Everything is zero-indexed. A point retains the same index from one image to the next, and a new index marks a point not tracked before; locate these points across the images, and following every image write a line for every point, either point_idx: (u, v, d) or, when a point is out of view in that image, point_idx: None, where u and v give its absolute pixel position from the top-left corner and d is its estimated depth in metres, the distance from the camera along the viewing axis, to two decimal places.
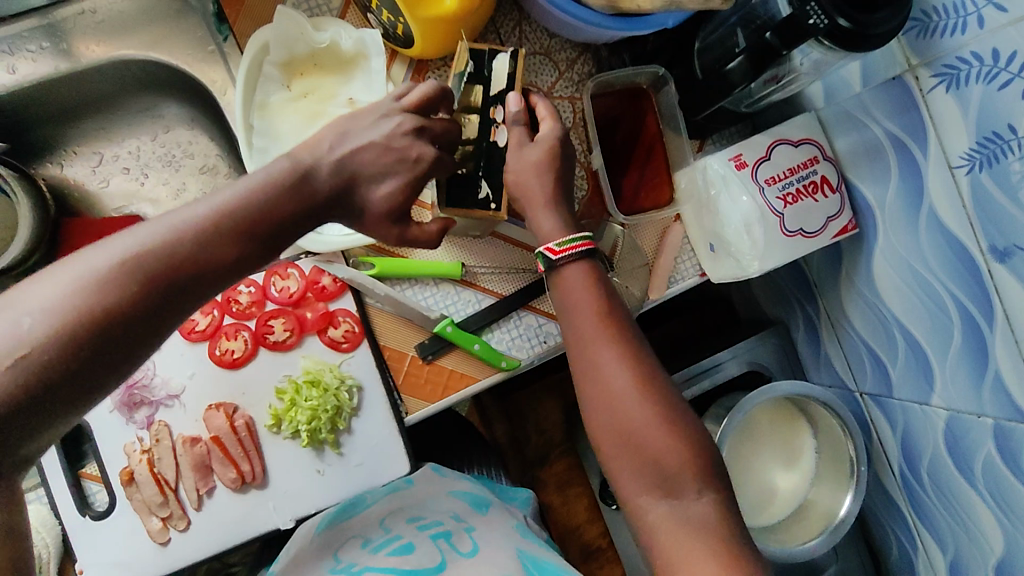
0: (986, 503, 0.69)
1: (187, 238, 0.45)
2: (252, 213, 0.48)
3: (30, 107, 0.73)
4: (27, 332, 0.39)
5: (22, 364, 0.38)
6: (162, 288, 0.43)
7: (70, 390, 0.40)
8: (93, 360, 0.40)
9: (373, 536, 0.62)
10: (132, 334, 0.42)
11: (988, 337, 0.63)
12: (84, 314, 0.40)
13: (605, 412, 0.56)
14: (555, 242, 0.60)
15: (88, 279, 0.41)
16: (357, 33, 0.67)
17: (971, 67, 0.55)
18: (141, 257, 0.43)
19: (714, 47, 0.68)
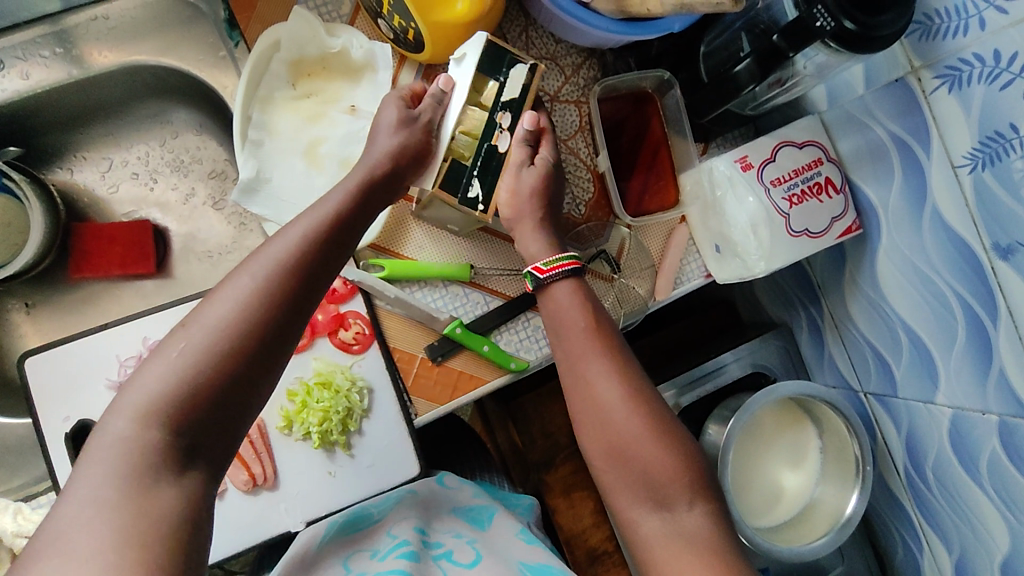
0: (992, 500, 0.69)
1: (307, 246, 0.51)
2: (342, 221, 0.54)
3: (41, 112, 0.73)
4: (194, 346, 0.44)
5: (187, 376, 0.43)
6: (288, 293, 0.49)
7: (242, 385, 0.45)
8: (257, 359, 0.46)
9: (380, 547, 0.59)
10: (282, 336, 0.48)
11: (992, 333, 0.64)
12: (246, 322, 0.46)
13: (593, 424, 0.57)
14: (544, 261, 0.62)
15: (227, 299, 0.46)
16: (368, 43, 0.68)
17: (973, 68, 0.57)
18: (267, 272, 0.48)
19: (717, 53, 0.69)
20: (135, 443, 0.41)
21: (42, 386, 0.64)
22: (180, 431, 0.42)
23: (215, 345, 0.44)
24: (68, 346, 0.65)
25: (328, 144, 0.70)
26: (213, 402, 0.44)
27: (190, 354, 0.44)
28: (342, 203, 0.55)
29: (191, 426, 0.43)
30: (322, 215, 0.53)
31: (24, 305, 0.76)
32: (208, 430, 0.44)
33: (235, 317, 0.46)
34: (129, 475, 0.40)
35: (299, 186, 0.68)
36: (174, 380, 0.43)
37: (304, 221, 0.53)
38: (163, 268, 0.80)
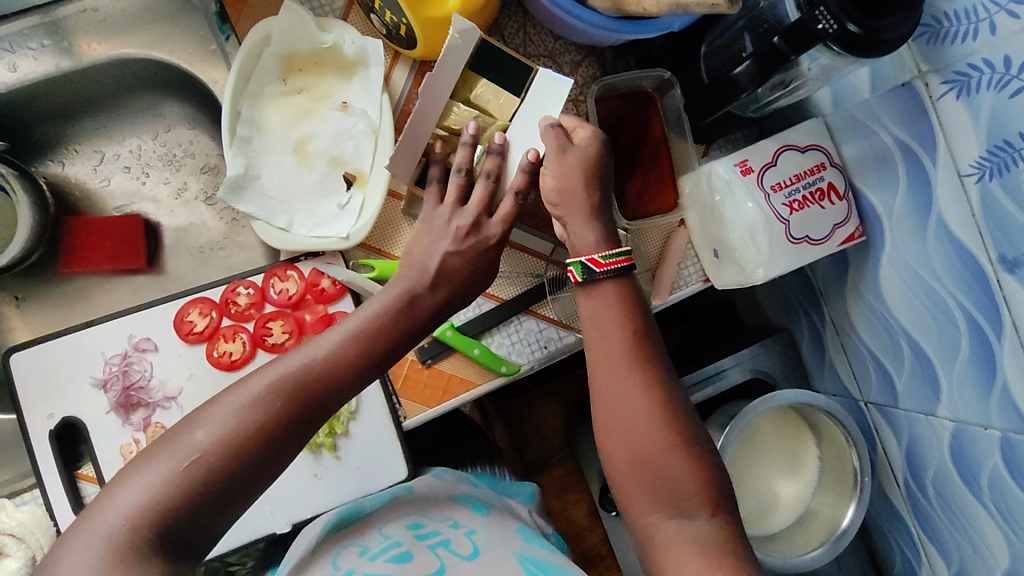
0: (992, 517, 0.68)
1: (332, 363, 0.51)
2: (377, 334, 0.54)
3: (31, 105, 0.72)
4: (204, 451, 0.46)
5: (194, 471, 0.45)
6: (307, 404, 0.50)
7: (237, 489, 0.47)
8: (248, 473, 0.47)
9: (372, 544, 0.57)
10: (281, 450, 0.49)
11: (996, 349, 0.62)
12: (246, 437, 0.47)
13: (622, 432, 0.54)
14: (600, 255, 0.57)
15: (250, 400, 0.48)
16: (361, 39, 0.66)
17: (982, 74, 0.54)
18: (292, 376, 0.50)
19: (718, 53, 0.67)
20: (114, 538, 0.43)
21: (28, 382, 0.64)
22: (160, 534, 0.44)
23: (213, 457, 0.46)
24: (53, 343, 0.65)
25: (318, 142, 0.69)
26: (197, 508, 0.45)
27: (192, 460, 0.46)
28: (381, 313, 0.55)
29: (170, 528, 0.44)
30: (358, 327, 0.53)
31: (14, 298, 0.76)
32: (186, 532, 0.45)
33: (238, 431, 0.47)
34: (112, 562, 0.42)
35: (288, 184, 0.67)
36: (165, 484, 0.45)
37: (334, 333, 0.53)
38: (154, 263, 0.79)
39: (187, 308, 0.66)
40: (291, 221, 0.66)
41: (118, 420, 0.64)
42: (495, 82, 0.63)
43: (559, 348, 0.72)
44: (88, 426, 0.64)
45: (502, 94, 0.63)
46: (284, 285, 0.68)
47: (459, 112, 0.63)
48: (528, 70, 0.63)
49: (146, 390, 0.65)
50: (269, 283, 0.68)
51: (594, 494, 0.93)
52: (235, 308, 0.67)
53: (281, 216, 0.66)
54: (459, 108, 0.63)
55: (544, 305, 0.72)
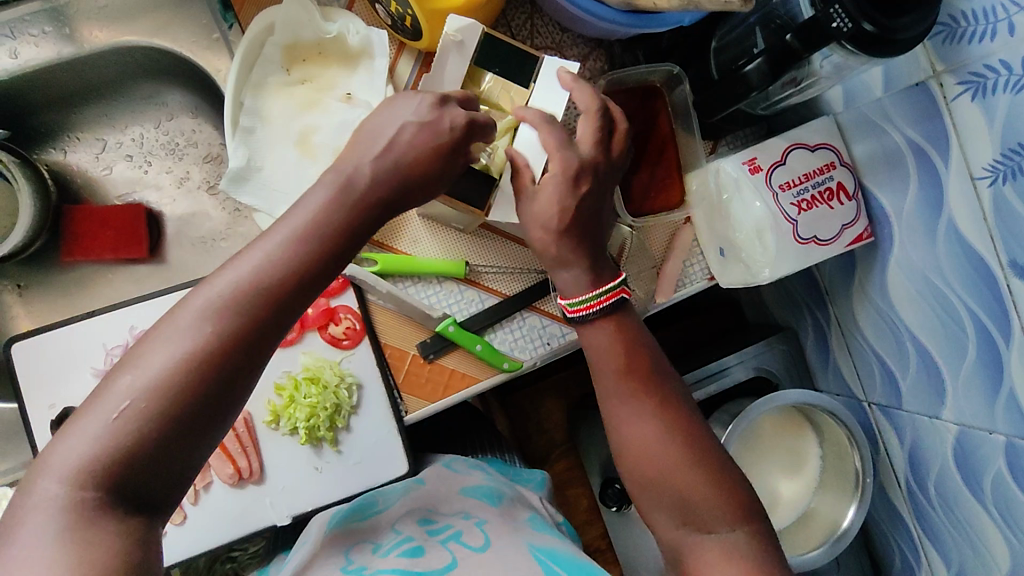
0: (994, 521, 0.68)
1: (269, 278, 0.45)
2: (309, 240, 0.47)
3: (33, 92, 0.72)
4: (138, 398, 0.40)
5: (132, 421, 0.39)
6: (249, 323, 0.44)
7: (195, 431, 0.41)
8: (202, 414, 0.41)
9: (384, 541, 0.58)
10: (234, 381, 0.43)
11: (1004, 353, 0.61)
12: (193, 374, 0.41)
13: (635, 454, 0.55)
14: (568, 302, 0.59)
15: (182, 334, 0.42)
16: (365, 29, 0.65)
17: (998, 76, 0.53)
18: (229, 300, 0.43)
19: (730, 47, 0.66)
20: (66, 505, 0.38)
21: (29, 372, 0.64)
22: (118, 489, 0.39)
23: (153, 401, 0.40)
24: (55, 333, 0.65)
25: (322, 133, 0.68)
26: (155, 459, 0.40)
27: (128, 411, 0.39)
28: (316, 217, 0.48)
29: (129, 483, 0.39)
30: (288, 240, 0.46)
31: (16, 286, 0.76)
32: (151, 489, 0.40)
33: (179, 371, 0.41)
34: (70, 529, 0.37)
35: (290, 176, 0.66)
36: (109, 441, 0.39)
37: (263, 249, 0.46)
38: (156, 252, 0.79)
39: None
40: None
41: None
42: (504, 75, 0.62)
43: (563, 345, 0.72)
44: None
45: (511, 88, 0.62)
46: None
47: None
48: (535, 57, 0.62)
49: None
50: None
51: (595, 489, 0.93)
52: None
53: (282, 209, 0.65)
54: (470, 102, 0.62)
55: (548, 302, 0.71)
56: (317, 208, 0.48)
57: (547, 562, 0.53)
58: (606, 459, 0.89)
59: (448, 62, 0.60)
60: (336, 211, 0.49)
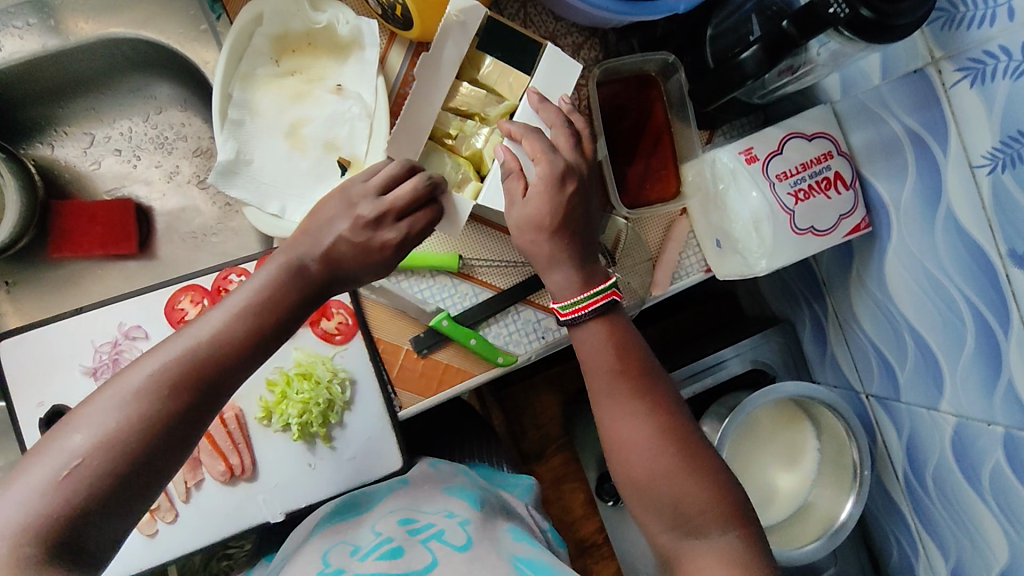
0: (992, 512, 0.67)
1: (221, 341, 0.46)
2: (271, 306, 0.49)
3: (17, 85, 0.70)
4: (84, 456, 0.40)
5: (73, 478, 0.39)
6: (203, 384, 0.44)
7: (138, 490, 0.41)
8: (148, 471, 0.41)
9: (362, 542, 0.56)
10: (183, 437, 0.43)
11: (1003, 344, 0.60)
12: (141, 431, 0.41)
13: (623, 461, 0.53)
14: (563, 303, 0.56)
15: (133, 393, 0.42)
16: (355, 19, 0.64)
17: (998, 62, 0.52)
18: (184, 361, 0.44)
19: (727, 34, 0.64)
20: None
21: (17, 369, 0.63)
22: (54, 548, 0.38)
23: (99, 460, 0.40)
24: (42, 330, 0.64)
25: (312, 125, 0.67)
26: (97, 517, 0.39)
27: (75, 468, 0.39)
28: (277, 282, 0.50)
29: (66, 543, 0.38)
30: (242, 305, 0.48)
31: (4, 283, 0.75)
32: (90, 546, 0.39)
33: (127, 426, 0.41)
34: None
35: (280, 169, 0.66)
36: (49, 498, 0.38)
37: (217, 313, 0.47)
38: (145, 248, 0.78)
39: (179, 295, 0.65)
40: (284, 208, 0.64)
41: None
42: (503, 60, 0.63)
43: (558, 339, 0.71)
44: None
45: (511, 73, 0.63)
46: None
47: (465, 92, 0.63)
48: (537, 45, 0.63)
49: None
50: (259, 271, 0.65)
51: (591, 483, 0.93)
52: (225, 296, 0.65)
53: (273, 203, 0.64)
54: (467, 87, 0.63)
55: (543, 295, 0.71)
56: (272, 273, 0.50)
57: (530, 573, 0.52)
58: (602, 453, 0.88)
59: (446, 47, 0.60)
60: (292, 277, 0.50)
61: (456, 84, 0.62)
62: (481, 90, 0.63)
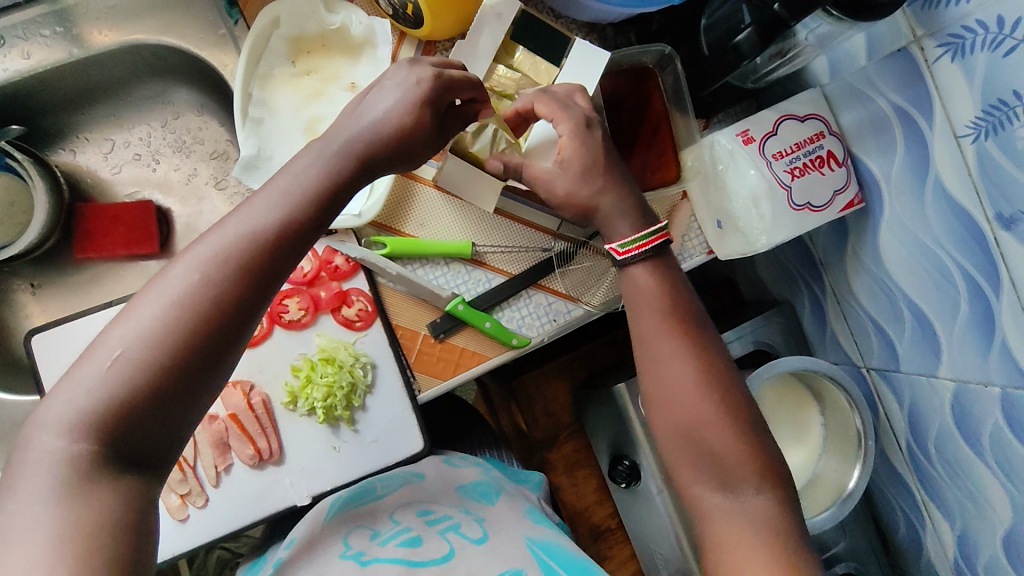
0: (993, 474, 0.70)
1: (263, 237, 0.45)
2: (306, 196, 0.48)
3: (43, 93, 0.73)
4: (131, 347, 0.40)
5: (123, 367, 0.40)
6: (245, 272, 0.44)
7: (190, 379, 0.41)
8: (194, 369, 0.42)
9: (382, 528, 0.59)
10: (231, 328, 0.43)
11: (994, 304, 0.63)
12: (184, 327, 0.41)
13: (666, 402, 0.56)
14: (620, 242, 0.59)
15: (175, 285, 0.42)
16: (368, 20, 0.67)
17: (976, 36, 0.56)
18: (223, 250, 0.44)
19: (718, 25, 0.68)
20: (59, 459, 0.38)
21: (49, 362, 0.65)
22: (110, 444, 0.39)
23: (148, 355, 0.40)
24: (73, 324, 0.66)
25: (328, 121, 0.70)
26: (151, 411, 0.40)
27: (122, 358, 0.40)
28: (310, 172, 0.49)
29: (122, 441, 0.39)
30: (283, 200, 0.47)
31: (30, 285, 0.78)
32: (145, 438, 0.40)
33: (171, 324, 0.41)
34: (64, 489, 0.37)
35: None
36: (103, 392, 0.39)
37: (261, 208, 0.47)
38: (166, 248, 0.80)
39: None
40: None
41: None
42: (534, 51, 0.68)
43: (569, 321, 0.74)
44: None
45: (540, 65, 0.69)
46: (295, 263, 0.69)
47: (502, 75, 0.68)
48: (567, 40, 0.69)
49: None
50: None
51: (603, 468, 0.95)
52: None
53: None
54: (503, 69, 0.68)
55: (553, 279, 0.73)
56: (314, 170, 0.50)
57: (541, 555, 0.55)
58: (614, 437, 0.90)
59: (482, 36, 0.66)
60: (329, 162, 0.51)
61: (490, 66, 0.67)
62: (515, 74, 0.69)
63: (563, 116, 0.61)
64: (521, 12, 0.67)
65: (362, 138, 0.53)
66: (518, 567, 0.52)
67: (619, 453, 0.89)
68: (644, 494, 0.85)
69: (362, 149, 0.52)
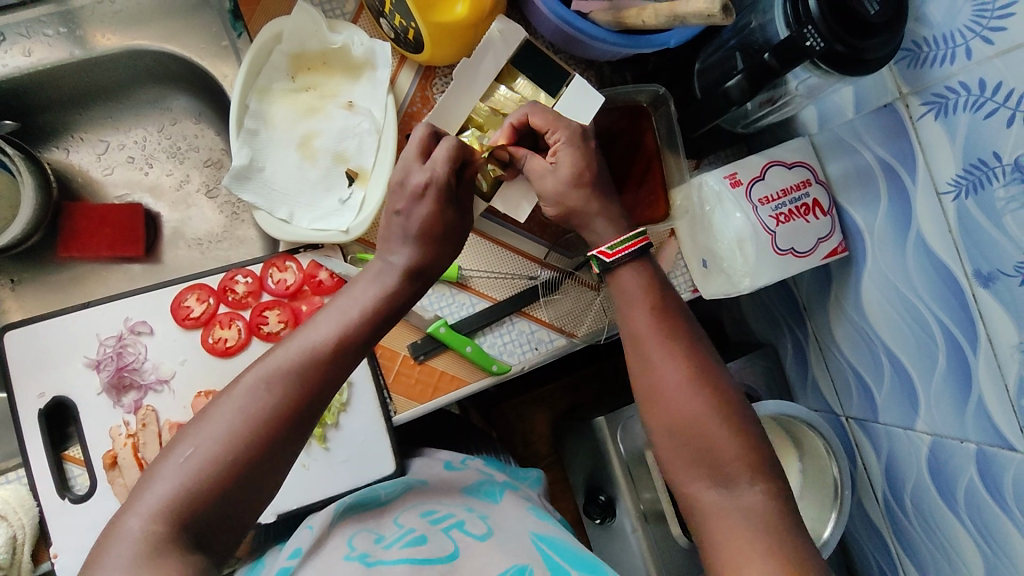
0: (969, 533, 0.69)
1: (325, 350, 0.50)
2: (366, 314, 0.53)
3: (41, 90, 0.74)
4: (205, 446, 0.45)
5: (199, 464, 0.44)
6: (309, 383, 0.49)
7: (253, 478, 0.46)
8: (257, 468, 0.46)
9: (387, 531, 0.58)
10: (294, 434, 0.48)
11: (972, 362, 0.64)
12: (255, 428, 0.46)
13: (661, 400, 0.54)
14: (608, 245, 0.58)
15: (249, 393, 0.47)
16: (369, 41, 0.68)
17: (959, 97, 0.57)
18: (293, 364, 0.49)
19: (711, 69, 0.70)
20: (138, 541, 0.42)
21: (19, 359, 0.64)
22: (181, 528, 0.43)
23: (219, 454, 0.45)
24: (47, 322, 0.65)
25: (323, 138, 0.71)
26: (219, 504, 0.45)
27: (196, 456, 0.45)
28: (375, 289, 0.55)
29: (192, 527, 0.43)
30: (344, 315, 0.53)
31: (9, 281, 0.77)
32: (209, 529, 0.44)
33: (240, 426, 0.46)
34: (135, 561, 0.41)
35: (291, 176, 0.69)
36: (179, 484, 0.44)
37: (324, 324, 0.52)
38: (152, 252, 0.80)
39: (185, 294, 0.67)
40: (292, 214, 0.68)
41: (109, 402, 0.64)
42: (534, 80, 0.67)
43: (551, 350, 0.73)
44: (78, 406, 0.64)
45: (539, 94, 0.67)
46: (281, 275, 0.68)
47: (502, 95, 0.67)
48: (567, 73, 0.67)
49: (140, 372, 0.65)
50: (266, 273, 0.68)
51: (579, 503, 0.94)
52: (232, 295, 0.67)
53: (282, 208, 0.68)
54: (504, 90, 0.67)
55: (537, 307, 0.73)
56: (373, 287, 0.55)
57: (544, 550, 0.55)
58: (590, 471, 0.90)
59: (485, 58, 0.65)
60: (388, 281, 0.55)
61: (493, 85, 0.67)
62: (516, 96, 0.67)
63: (559, 126, 0.60)
64: (526, 43, 0.66)
65: (420, 253, 0.56)
66: (522, 564, 0.52)
67: (596, 487, 0.88)
68: (618, 531, 0.84)
69: (411, 262, 0.56)
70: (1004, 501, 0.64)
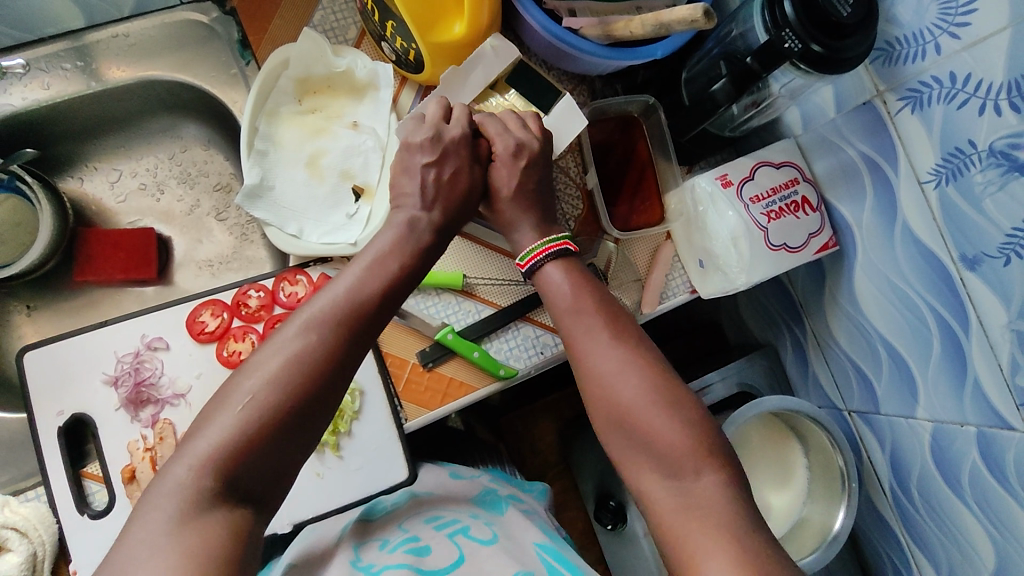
0: (975, 515, 0.70)
1: (357, 309, 0.53)
2: (392, 275, 0.56)
3: (57, 121, 0.77)
4: (255, 395, 0.47)
5: (249, 412, 0.46)
6: (348, 336, 0.51)
7: (297, 430, 0.48)
8: (300, 419, 0.48)
9: (391, 539, 0.58)
10: (335, 384, 0.50)
11: (965, 344, 0.66)
12: (296, 377, 0.48)
13: (595, 390, 0.56)
14: (521, 256, 0.63)
15: (292, 344, 0.49)
16: (372, 63, 0.72)
17: (932, 90, 0.61)
18: (331, 316, 0.51)
19: (698, 77, 0.74)
20: (187, 490, 0.43)
21: (40, 378, 0.66)
22: (231, 477, 0.45)
23: (268, 402, 0.46)
24: (65, 342, 0.67)
25: (329, 156, 0.74)
26: (264, 455, 0.46)
27: (251, 404, 0.46)
28: (396, 245, 0.58)
29: (237, 476, 0.45)
30: (372, 275, 0.55)
31: (25, 306, 0.79)
32: (253, 481, 0.46)
33: (288, 375, 0.48)
34: (186, 516, 0.42)
35: (300, 194, 0.72)
36: (231, 433, 0.45)
37: (357, 282, 0.54)
38: (163, 274, 0.82)
39: (200, 309, 0.68)
40: (302, 229, 0.70)
41: (126, 417, 0.66)
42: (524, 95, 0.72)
43: (556, 354, 0.75)
44: (95, 422, 0.66)
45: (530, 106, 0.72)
46: (293, 288, 0.70)
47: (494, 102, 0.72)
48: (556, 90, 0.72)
49: (157, 386, 0.66)
50: (278, 286, 0.70)
51: (590, 510, 0.94)
52: (246, 309, 0.69)
53: (292, 224, 0.70)
54: (496, 99, 0.72)
55: (541, 312, 0.75)
56: (396, 252, 0.58)
57: (548, 558, 0.54)
58: (599, 476, 0.90)
59: (476, 69, 0.69)
60: (405, 245, 0.58)
61: (485, 92, 0.71)
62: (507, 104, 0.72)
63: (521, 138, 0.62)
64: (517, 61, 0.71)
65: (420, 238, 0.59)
66: (527, 570, 0.51)
67: (606, 492, 0.89)
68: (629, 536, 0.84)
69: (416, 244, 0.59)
70: (1007, 481, 0.65)
